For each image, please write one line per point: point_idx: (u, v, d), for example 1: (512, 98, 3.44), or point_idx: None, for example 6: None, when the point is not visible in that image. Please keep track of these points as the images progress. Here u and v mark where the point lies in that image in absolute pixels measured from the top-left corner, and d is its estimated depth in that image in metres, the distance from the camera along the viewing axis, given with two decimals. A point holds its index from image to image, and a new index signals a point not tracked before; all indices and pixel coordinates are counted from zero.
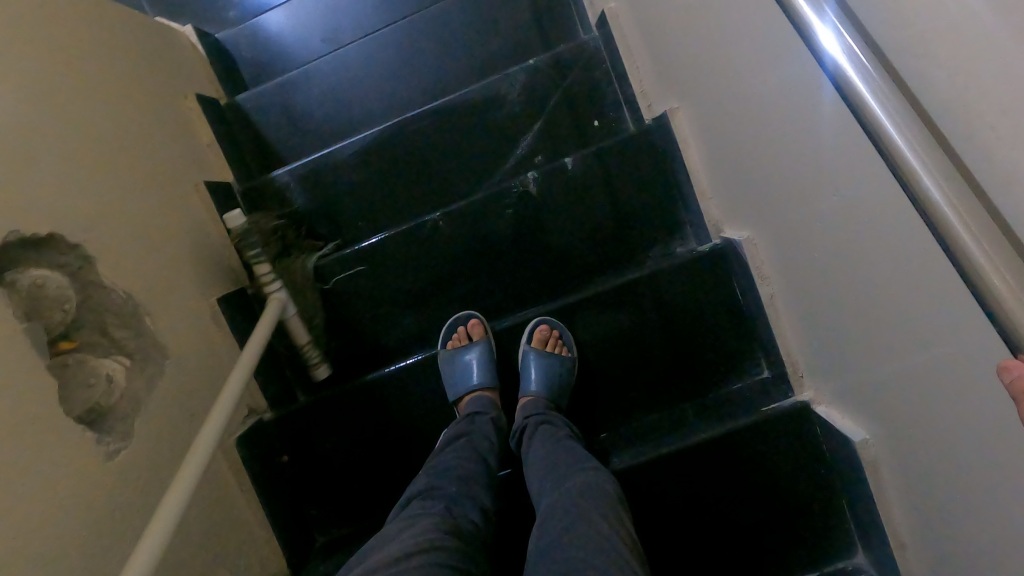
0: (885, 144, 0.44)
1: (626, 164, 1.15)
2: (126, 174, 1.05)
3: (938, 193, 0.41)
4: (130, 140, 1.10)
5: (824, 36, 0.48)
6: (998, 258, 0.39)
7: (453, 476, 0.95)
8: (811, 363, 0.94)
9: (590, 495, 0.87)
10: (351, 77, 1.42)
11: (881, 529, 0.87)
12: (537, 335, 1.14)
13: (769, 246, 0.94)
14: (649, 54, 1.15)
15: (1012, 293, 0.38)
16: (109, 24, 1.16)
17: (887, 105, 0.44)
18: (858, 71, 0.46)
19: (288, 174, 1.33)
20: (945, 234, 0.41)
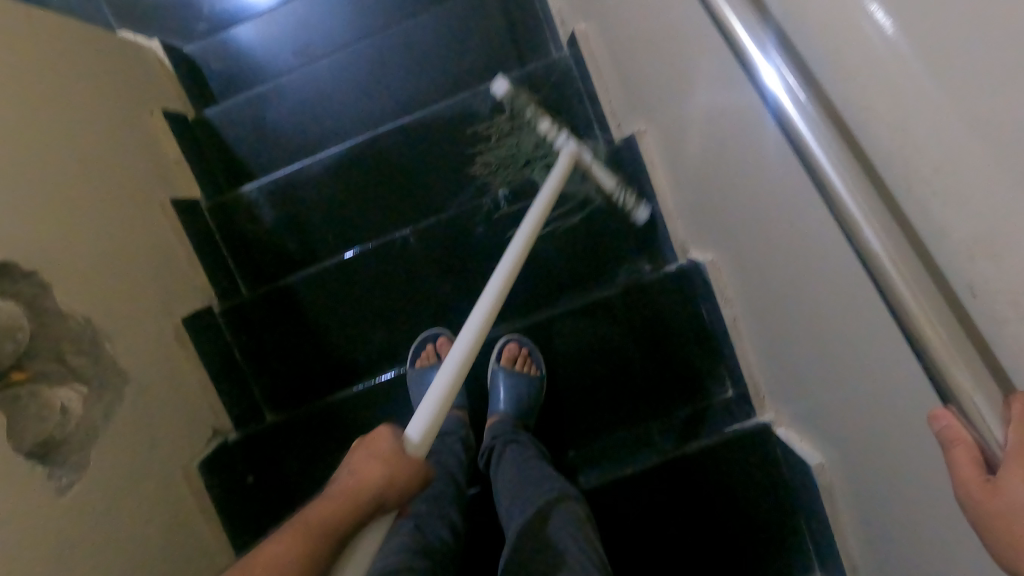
0: (827, 189, 0.45)
1: (597, 183, 1.17)
2: (86, 195, 1.03)
3: (877, 243, 0.42)
4: (92, 159, 1.08)
5: (767, 74, 0.49)
6: (928, 306, 0.40)
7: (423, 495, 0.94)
8: (772, 384, 0.95)
9: (559, 516, 0.87)
10: (322, 94, 1.42)
11: (837, 553, 0.88)
12: (506, 353, 1.14)
13: (731, 269, 0.95)
14: (617, 76, 1.16)
15: (942, 343, 0.39)
16: (70, 39, 1.14)
17: (828, 148, 0.45)
18: (800, 111, 0.46)
19: (256, 190, 1.31)
20: (880, 279, 0.42)
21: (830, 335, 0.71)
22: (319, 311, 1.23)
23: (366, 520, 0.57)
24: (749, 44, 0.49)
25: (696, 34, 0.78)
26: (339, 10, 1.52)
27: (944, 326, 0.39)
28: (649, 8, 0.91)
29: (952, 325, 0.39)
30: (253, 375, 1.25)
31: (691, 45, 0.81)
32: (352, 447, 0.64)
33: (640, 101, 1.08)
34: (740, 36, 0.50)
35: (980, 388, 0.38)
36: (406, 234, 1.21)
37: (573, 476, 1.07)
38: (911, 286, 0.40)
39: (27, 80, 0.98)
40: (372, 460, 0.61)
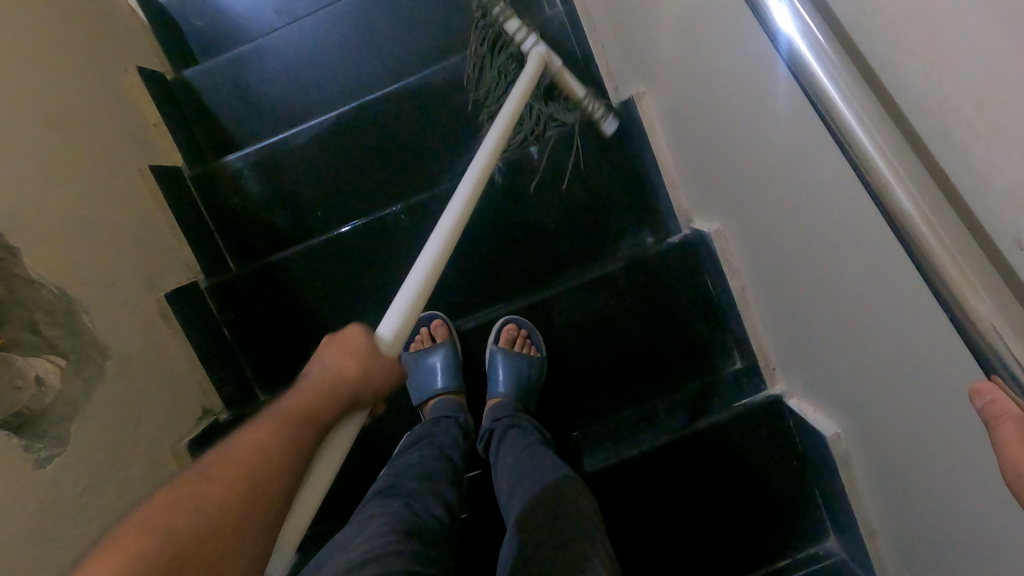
0: (849, 143, 0.40)
1: (601, 151, 1.13)
2: (55, 156, 0.97)
3: (910, 205, 0.38)
4: (62, 118, 1.02)
5: (779, 13, 0.43)
6: (970, 271, 0.36)
7: (415, 473, 0.92)
8: (782, 353, 0.92)
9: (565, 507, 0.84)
10: (307, 53, 1.35)
11: (852, 517, 0.87)
12: (504, 336, 1.12)
13: (739, 238, 0.91)
14: (615, 34, 1.10)
15: (987, 309, 0.35)
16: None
17: (850, 96, 0.40)
18: (820, 57, 0.41)
19: (240, 159, 1.25)
20: (910, 242, 0.38)
21: (844, 303, 0.68)
22: (308, 285, 1.18)
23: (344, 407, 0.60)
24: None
25: None
26: None
27: (991, 294, 0.35)
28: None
29: (1000, 294, 0.35)
30: (243, 354, 1.21)
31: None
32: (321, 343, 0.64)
33: (640, 61, 1.03)
34: None
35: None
36: (397, 210, 1.16)
37: (577, 459, 1.05)
38: (946, 248, 0.37)
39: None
40: (346, 356, 0.62)
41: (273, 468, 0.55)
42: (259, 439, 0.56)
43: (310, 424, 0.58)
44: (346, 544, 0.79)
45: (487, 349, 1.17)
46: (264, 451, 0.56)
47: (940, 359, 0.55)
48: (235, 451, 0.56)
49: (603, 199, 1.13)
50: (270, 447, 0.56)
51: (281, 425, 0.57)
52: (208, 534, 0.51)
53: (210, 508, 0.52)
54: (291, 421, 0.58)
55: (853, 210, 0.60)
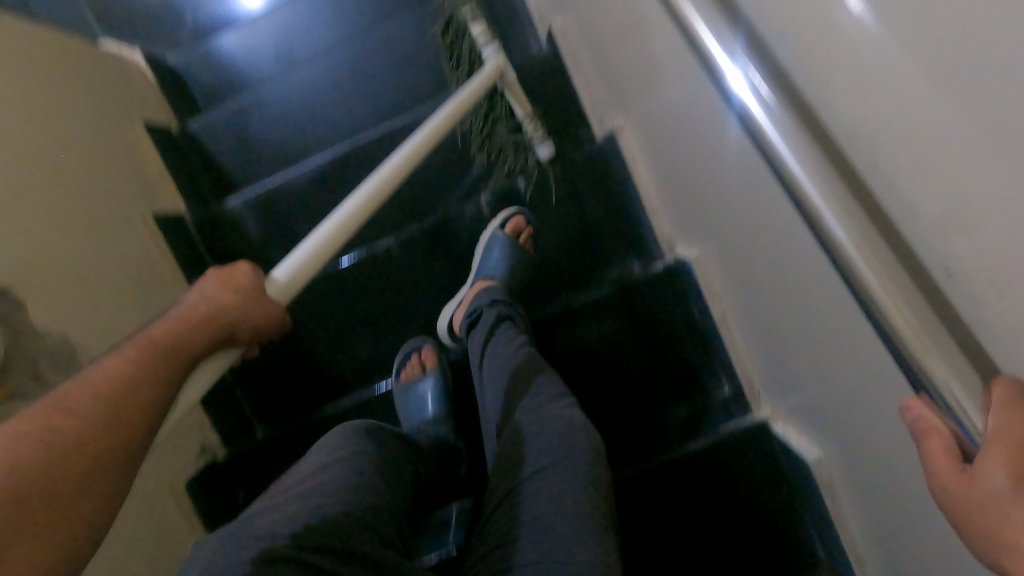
0: (801, 199, 0.41)
1: (590, 179, 1.16)
2: (56, 212, 1.01)
3: (841, 233, 0.39)
4: (64, 176, 1.07)
5: (733, 76, 0.45)
6: (898, 296, 0.37)
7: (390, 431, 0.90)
8: (766, 378, 0.92)
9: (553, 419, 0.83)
10: (303, 99, 1.40)
11: (840, 546, 0.86)
12: (513, 224, 1.17)
13: (720, 263, 0.92)
14: (597, 70, 1.14)
15: (912, 327, 0.36)
16: (38, 56, 1.13)
17: (798, 152, 0.41)
18: (768, 112, 0.43)
19: (242, 202, 1.30)
20: (843, 266, 0.39)
21: (814, 323, 0.69)
22: (303, 321, 1.21)
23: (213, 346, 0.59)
24: (715, 49, 0.46)
25: (661, 29, 0.78)
26: (319, 17, 1.51)
27: (920, 318, 0.36)
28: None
29: (929, 320, 0.36)
30: (239, 390, 1.23)
31: (662, 34, 0.79)
32: (205, 272, 0.64)
33: (622, 93, 1.06)
34: (705, 40, 0.47)
35: (958, 380, 0.35)
36: (388, 243, 1.19)
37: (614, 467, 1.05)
38: (878, 276, 0.37)
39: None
40: (220, 296, 0.62)
41: (141, 404, 0.52)
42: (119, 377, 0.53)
43: (174, 360, 0.56)
44: (298, 469, 0.73)
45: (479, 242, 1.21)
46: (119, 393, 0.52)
47: (893, 381, 0.56)
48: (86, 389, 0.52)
49: (590, 229, 1.16)
50: (126, 390, 0.52)
51: (143, 357, 0.55)
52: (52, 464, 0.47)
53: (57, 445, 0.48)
54: (156, 357, 0.55)
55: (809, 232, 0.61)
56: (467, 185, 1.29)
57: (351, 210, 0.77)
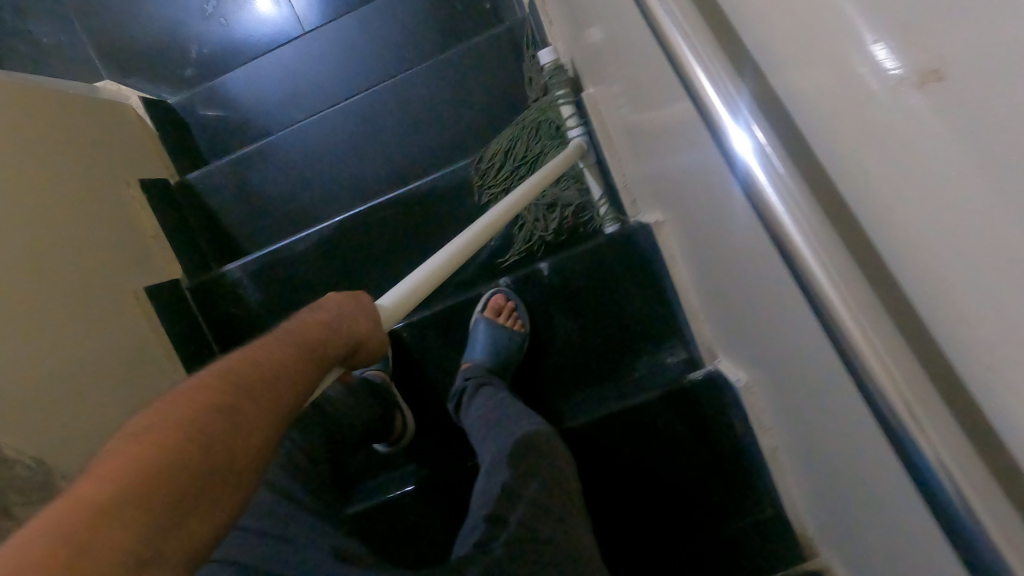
0: (805, 277, 0.35)
1: (623, 266, 1.03)
2: (28, 301, 0.91)
3: (858, 334, 0.33)
4: (37, 254, 0.96)
5: (737, 139, 0.39)
6: (904, 385, 0.31)
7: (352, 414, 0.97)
8: (820, 528, 0.81)
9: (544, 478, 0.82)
10: (311, 154, 1.31)
11: None
12: (491, 304, 1.09)
13: (776, 393, 0.80)
14: (633, 149, 1.00)
15: (890, 376, 0.32)
16: (16, 115, 1.03)
17: (802, 223, 0.35)
18: (776, 184, 0.37)
19: (240, 269, 1.20)
20: (835, 333, 0.34)
21: (888, 520, 0.58)
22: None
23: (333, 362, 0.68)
24: (717, 105, 0.40)
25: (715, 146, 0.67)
26: (328, 61, 1.41)
27: None
28: (670, 91, 0.77)
29: (967, 456, 0.29)
30: None
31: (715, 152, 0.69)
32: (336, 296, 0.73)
33: (658, 179, 0.94)
34: (708, 95, 0.40)
35: None
36: (398, 326, 1.07)
37: None
38: (866, 334, 0.33)
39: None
40: (345, 314, 0.71)
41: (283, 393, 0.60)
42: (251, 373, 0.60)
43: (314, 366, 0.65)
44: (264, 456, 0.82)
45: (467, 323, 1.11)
46: (246, 388, 0.58)
47: None
48: (220, 378, 0.58)
49: (613, 323, 1.05)
50: (256, 385, 0.59)
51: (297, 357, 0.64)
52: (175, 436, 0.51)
53: (204, 423, 0.53)
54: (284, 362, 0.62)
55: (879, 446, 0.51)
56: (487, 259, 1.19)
57: (437, 265, 0.79)
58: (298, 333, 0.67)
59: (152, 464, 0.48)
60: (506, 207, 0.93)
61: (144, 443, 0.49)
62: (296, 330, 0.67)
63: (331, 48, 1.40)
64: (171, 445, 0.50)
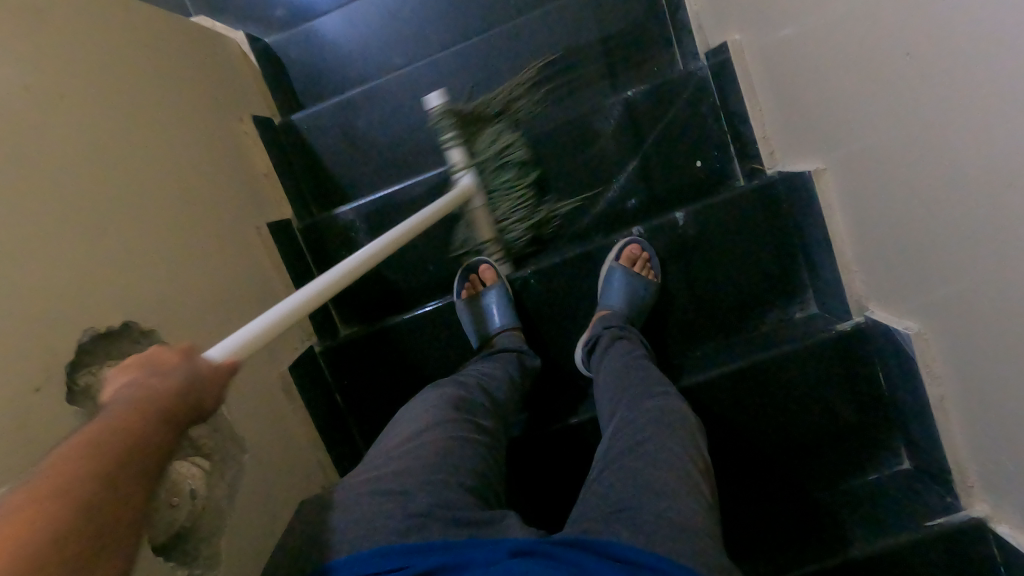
0: None
1: (759, 216, 1.04)
2: (170, 229, 0.89)
3: None
4: (174, 183, 0.94)
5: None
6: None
7: (480, 382, 0.95)
8: (986, 474, 0.81)
9: (657, 428, 0.78)
10: (421, 98, 1.27)
11: None
12: (627, 253, 1.07)
13: (948, 343, 0.80)
14: (778, 99, 0.99)
15: None
16: (145, 38, 0.99)
17: None
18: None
19: (354, 212, 1.21)
20: None
21: None
22: (439, 340, 1.14)
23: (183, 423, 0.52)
24: None
25: (928, 89, 0.65)
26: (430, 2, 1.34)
27: None
28: (853, 31, 0.74)
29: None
30: (344, 409, 1.15)
31: (922, 95, 0.66)
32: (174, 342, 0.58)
33: (810, 128, 0.93)
34: None
35: None
36: (526, 274, 1.11)
37: (766, 545, 0.98)
38: None
39: (92, 94, 0.82)
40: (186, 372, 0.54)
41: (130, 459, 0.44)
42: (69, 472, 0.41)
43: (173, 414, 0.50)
44: (402, 426, 0.84)
45: (596, 275, 1.12)
46: (115, 454, 0.43)
47: None
48: (78, 450, 0.43)
49: (744, 278, 1.06)
50: (117, 450, 0.44)
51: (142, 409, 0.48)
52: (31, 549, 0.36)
53: (100, 467, 0.42)
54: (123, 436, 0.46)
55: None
56: (605, 210, 1.19)
57: (304, 300, 0.68)
58: (121, 406, 0.48)
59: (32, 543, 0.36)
60: (388, 240, 0.85)
61: (27, 502, 0.38)
62: (119, 405, 0.49)
63: None
64: (56, 490, 0.39)
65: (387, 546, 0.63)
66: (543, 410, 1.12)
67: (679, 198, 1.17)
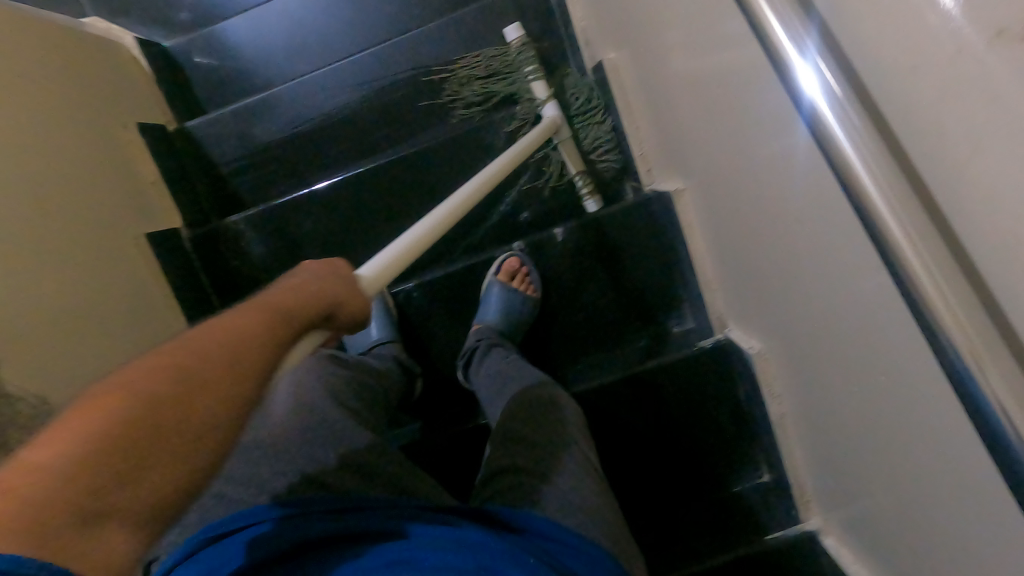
0: (856, 193, 0.36)
1: (634, 232, 1.05)
2: (21, 242, 0.87)
3: (902, 238, 0.34)
4: (38, 193, 0.93)
5: (802, 74, 0.38)
6: (957, 307, 0.32)
7: (358, 363, 0.96)
8: (821, 486, 0.86)
9: (543, 424, 0.81)
10: (317, 107, 1.27)
11: None
12: (505, 267, 1.09)
13: (785, 363, 0.83)
14: (651, 118, 1.01)
15: (957, 320, 0.32)
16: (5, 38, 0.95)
17: (856, 138, 0.36)
18: (840, 118, 0.37)
19: (242, 220, 1.21)
20: (897, 267, 0.34)
21: (903, 462, 0.62)
22: None
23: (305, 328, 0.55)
24: (784, 39, 0.39)
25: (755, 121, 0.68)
26: (331, 9, 1.32)
27: None
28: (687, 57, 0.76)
29: (1004, 360, 0.31)
30: None
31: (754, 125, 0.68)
32: (320, 265, 0.62)
33: (675, 150, 0.95)
34: (772, 26, 0.39)
35: None
36: (409, 287, 1.09)
37: (649, 546, 1.01)
38: (915, 238, 0.34)
39: None
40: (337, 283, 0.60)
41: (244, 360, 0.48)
42: (168, 366, 0.45)
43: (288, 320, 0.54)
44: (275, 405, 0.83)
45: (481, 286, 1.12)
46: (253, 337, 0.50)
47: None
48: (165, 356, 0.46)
49: (626, 291, 1.07)
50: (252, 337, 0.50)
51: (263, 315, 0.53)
52: (128, 431, 0.40)
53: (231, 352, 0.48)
54: (237, 345, 0.49)
55: (930, 409, 0.54)
56: (501, 221, 1.19)
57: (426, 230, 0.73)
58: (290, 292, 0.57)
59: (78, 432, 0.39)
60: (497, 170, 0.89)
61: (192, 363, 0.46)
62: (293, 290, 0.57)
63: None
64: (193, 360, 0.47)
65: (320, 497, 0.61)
66: (433, 417, 1.13)
67: (568, 211, 1.19)
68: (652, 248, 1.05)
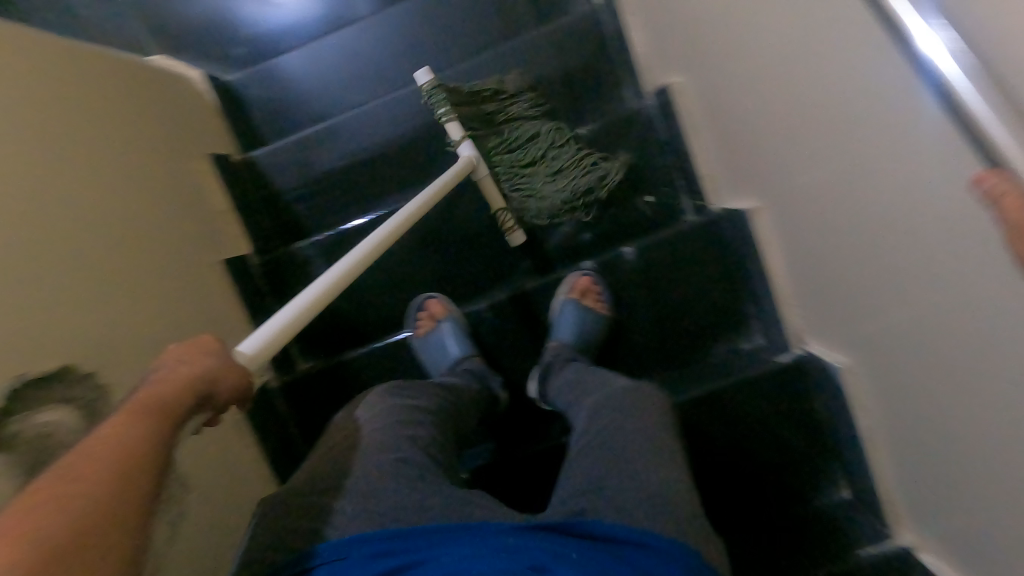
0: None
1: (701, 250, 1.07)
2: (112, 270, 0.89)
3: None
4: (124, 223, 0.95)
5: None
6: None
7: (430, 390, 0.94)
8: (913, 501, 0.85)
9: (637, 417, 0.79)
10: (377, 135, 1.30)
11: None
12: (577, 285, 1.10)
13: (872, 378, 0.84)
14: (718, 139, 1.03)
15: None
16: (85, 85, 1.00)
17: None
18: None
19: (311, 248, 1.23)
20: None
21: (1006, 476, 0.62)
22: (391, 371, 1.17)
23: (188, 414, 0.57)
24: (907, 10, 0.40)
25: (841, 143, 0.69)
26: (388, 41, 1.36)
27: None
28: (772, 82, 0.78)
29: None
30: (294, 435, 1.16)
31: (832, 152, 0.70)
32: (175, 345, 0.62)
33: (746, 169, 0.97)
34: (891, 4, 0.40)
35: None
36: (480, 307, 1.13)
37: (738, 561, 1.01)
38: None
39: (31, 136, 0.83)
40: (197, 363, 0.60)
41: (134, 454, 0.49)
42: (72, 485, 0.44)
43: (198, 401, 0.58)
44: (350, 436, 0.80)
45: (551, 306, 1.14)
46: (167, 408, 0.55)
47: None
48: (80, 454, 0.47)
49: (696, 309, 1.09)
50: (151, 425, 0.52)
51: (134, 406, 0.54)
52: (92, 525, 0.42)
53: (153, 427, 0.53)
54: (134, 444, 0.50)
55: None
56: (564, 244, 1.22)
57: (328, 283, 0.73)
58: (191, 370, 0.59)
59: (43, 524, 0.40)
60: (397, 221, 0.89)
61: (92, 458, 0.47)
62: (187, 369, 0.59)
63: (393, 32, 1.36)
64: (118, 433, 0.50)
65: (379, 530, 0.65)
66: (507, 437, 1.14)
67: (630, 233, 1.21)
68: (721, 266, 1.07)
